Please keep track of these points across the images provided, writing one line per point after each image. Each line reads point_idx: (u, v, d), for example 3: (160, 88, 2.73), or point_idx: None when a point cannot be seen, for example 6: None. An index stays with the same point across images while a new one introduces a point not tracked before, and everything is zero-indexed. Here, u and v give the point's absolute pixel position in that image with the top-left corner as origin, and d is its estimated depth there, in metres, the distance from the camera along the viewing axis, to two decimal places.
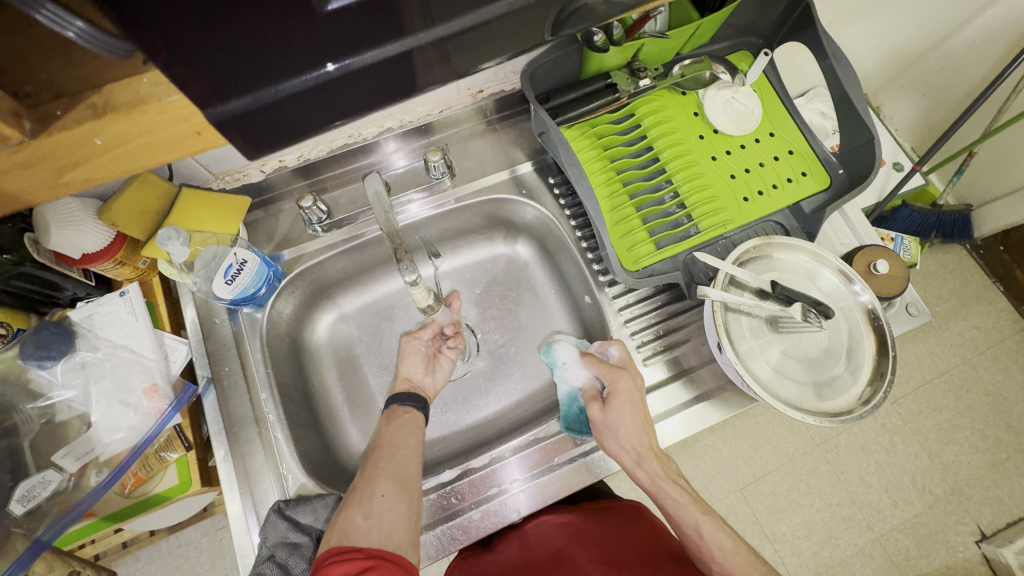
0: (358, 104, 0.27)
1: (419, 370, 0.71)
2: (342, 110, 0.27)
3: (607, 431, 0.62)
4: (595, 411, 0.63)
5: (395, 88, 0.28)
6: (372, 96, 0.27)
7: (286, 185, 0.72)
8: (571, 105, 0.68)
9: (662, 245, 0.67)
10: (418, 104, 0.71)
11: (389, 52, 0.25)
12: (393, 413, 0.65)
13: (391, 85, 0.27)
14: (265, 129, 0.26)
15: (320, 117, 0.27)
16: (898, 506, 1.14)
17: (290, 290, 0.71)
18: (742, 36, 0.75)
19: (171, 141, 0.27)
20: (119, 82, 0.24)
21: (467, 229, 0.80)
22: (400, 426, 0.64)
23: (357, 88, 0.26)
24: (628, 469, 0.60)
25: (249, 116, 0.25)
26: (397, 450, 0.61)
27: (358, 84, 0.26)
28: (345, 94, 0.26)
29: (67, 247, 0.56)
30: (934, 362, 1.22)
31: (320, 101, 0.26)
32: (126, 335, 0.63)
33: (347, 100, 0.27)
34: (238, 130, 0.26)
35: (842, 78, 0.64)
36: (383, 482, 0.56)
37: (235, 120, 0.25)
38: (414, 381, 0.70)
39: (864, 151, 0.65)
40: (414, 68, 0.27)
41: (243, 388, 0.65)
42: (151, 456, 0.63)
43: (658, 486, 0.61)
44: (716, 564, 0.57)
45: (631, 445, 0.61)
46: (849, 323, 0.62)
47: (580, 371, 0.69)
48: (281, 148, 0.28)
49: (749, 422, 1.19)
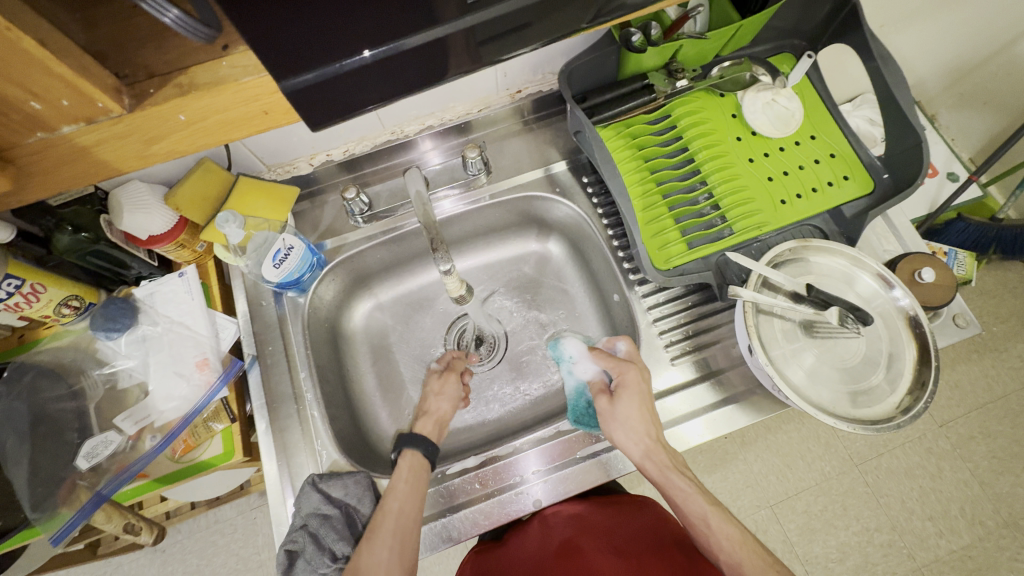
0: (395, 85, 0.30)
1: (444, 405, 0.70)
2: (380, 90, 0.30)
3: (616, 423, 0.62)
4: (603, 403, 0.64)
5: (431, 69, 0.30)
6: (408, 78, 0.30)
7: (332, 177, 0.77)
8: (607, 105, 0.69)
9: (694, 245, 0.67)
10: (458, 102, 0.74)
11: (425, 38, 0.27)
12: (412, 464, 0.62)
13: (425, 67, 0.29)
14: (321, 101, 0.29)
15: (366, 95, 0.30)
16: (944, 536, 1.07)
17: (332, 276, 0.75)
18: (784, 39, 0.74)
19: (250, 118, 0.31)
20: (202, 65, 0.29)
21: (501, 226, 0.82)
22: (411, 476, 0.60)
23: (398, 67, 0.28)
24: (636, 462, 0.60)
25: (315, 87, 0.27)
26: (403, 514, 0.57)
27: (397, 64, 0.28)
28: (385, 75, 0.29)
29: (136, 228, 0.61)
30: (989, 386, 1.16)
31: (370, 77, 0.28)
32: (182, 312, 0.68)
33: (388, 80, 0.29)
34: (301, 100, 0.28)
35: (889, 81, 0.63)
36: (385, 562, 0.54)
37: (303, 91, 0.27)
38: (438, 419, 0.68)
39: (912, 155, 0.63)
40: (447, 53, 0.29)
41: (284, 366, 0.69)
42: (200, 425, 0.67)
43: (665, 477, 0.59)
44: (723, 554, 0.56)
45: (639, 437, 0.60)
46: (888, 330, 0.61)
47: (589, 364, 0.70)
48: (327, 124, 0.31)
49: (783, 437, 1.16)
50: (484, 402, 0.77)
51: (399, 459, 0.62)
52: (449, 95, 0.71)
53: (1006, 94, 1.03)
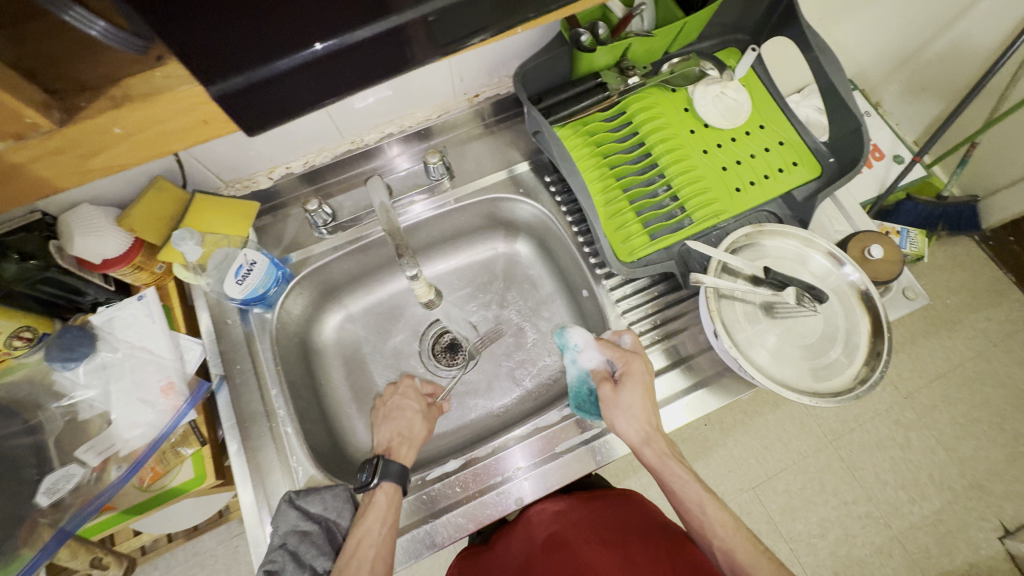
0: (347, 80, 0.30)
1: (416, 425, 0.68)
2: (322, 89, 0.30)
3: (618, 410, 0.63)
4: (606, 389, 0.64)
5: (388, 63, 0.30)
6: (363, 72, 0.30)
7: (293, 191, 0.76)
8: (563, 105, 0.71)
9: (656, 237, 0.69)
10: (417, 109, 0.75)
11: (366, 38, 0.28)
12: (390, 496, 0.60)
13: (379, 61, 0.30)
14: (254, 106, 0.29)
15: (316, 91, 0.30)
16: (916, 502, 1.12)
17: (299, 289, 0.74)
18: (729, 34, 0.77)
19: (193, 129, 0.31)
20: (136, 76, 0.28)
21: (468, 229, 0.83)
22: (390, 517, 0.58)
23: (351, 62, 0.29)
24: (635, 448, 0.61)
25: (246, 91, 0.27)
26: (379, 560, 0.56)
27: (344, 59, 0.28)
28: (335, 71, 0.29)
29: (88, 252, 0.60)
30: (947, 356, 1.21)
31: (319, 73, 0.28)
32: (144, 336, 0.66)
33: (333, 78, 0.29)
34: (237, 103, 0.28)
35: (828, 70, 0.66)
36: None
37: (236, 94, 0.27)
38: (408, 436, 0.67)
39: (854, 139, 0.66)
40: (404, 43, 0.29)
41: (254, 385, 0.68)
42: (168, 451, 0.65)
43: (665, 464, 0.61)
44: (717, 539, 0.58)
45: (640, 424, 0.62)
46: (843, 306, 0.63)
47: (593, 353, 0.69)
48: (276, 124, 0.31)
49: (760, 420, 1.19)
50: (461, 405, 0.77)
51: (370, 497, 0.60)
52: (407, 100, 0.72)
53: (941, 77, 1.10)
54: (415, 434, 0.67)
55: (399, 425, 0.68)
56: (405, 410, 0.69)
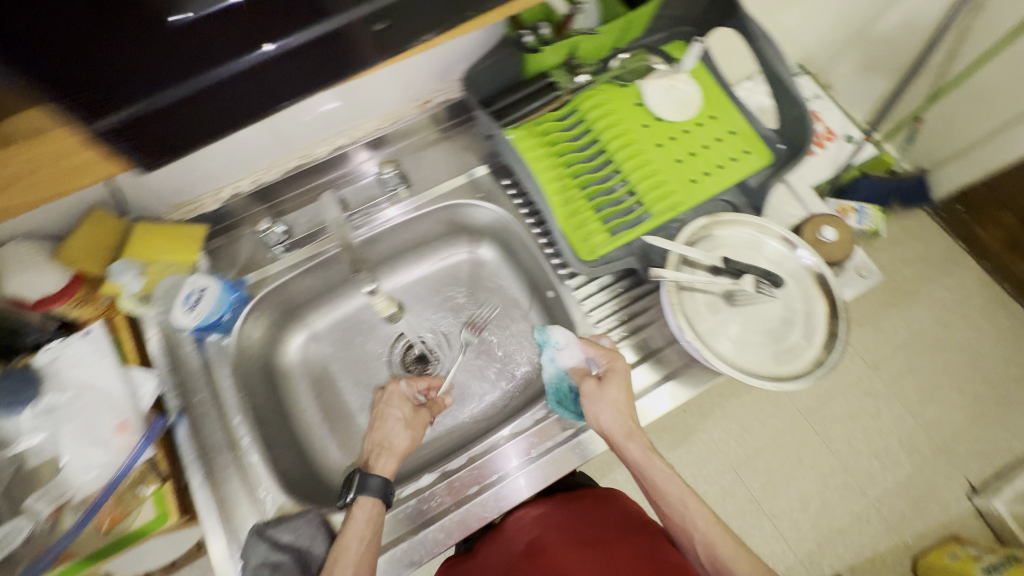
0: (293, 85, 0.33)
1: (400, 435, 0.66)
2: (209, 118, 0.32)
3: (601, 404, 0.62)
4: (590, 385, 0.64)
5: (338, 64, 0.33)
6: (312, 74, 0.33)
7: (246, 210, 0.73)
8: (515, 106, 0.70)
9: (617, 233, 0.68)
10: (367, 118, 0.73)
11: (238, 68, 0.30)
12: (370, 512, 0.58)
13: (327, 63, 0.33)
14: (158, 134, 0.31)
15: (269, 94, 0.33)
16: (888, 469, 1.16)
17: (257, 314, 0.72)
18: (675, 26, 0.77)
19: (91, 167, 0.30)
20: (18, 114, 0.26)
21: (430, 237, 0.82)
22: (368, 534, 0.57)
23: (299, 64, 0.32)
24: (618, 441, 0.60)
25: (136, 123, 0.29)
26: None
27: (286, 65, 0.31)
28: (284, 74, 0.32)
29: (24, 290, 0.57)
30: (908, 326, 1.26)
31: (264, 78, 0.31)
32: (93, 374, 0.62)
33: (282, 80, 0.32)
34: (133, 136, 0.30)
35: (772, 58, 0.67)
36: None
37: (126, 126, 0.29)
38: (391, 447, 0.65)
39: (800, 125, 0.68)
40: (349, 45, 0.32)
41: (215, 416, 0.65)
42: (126, 492, 0.59)
43: (648, 459, 0.61)
44: (698, 533, 0.59)
45: (624, 417, 0.61)
46: (801, 290, 0.65)
47: (575, 351, 0.67)
48: (225, 130, 0.34)
49: (737, 402, 1.21)
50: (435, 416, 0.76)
51: (354, 509, 0.59)
52: (354, 109, 0.70)
53: (884, 57, 1.14)
54: (400, 445, 0.65)
55: (383, 435, 0.66)
56: (389, 420, 0.67)
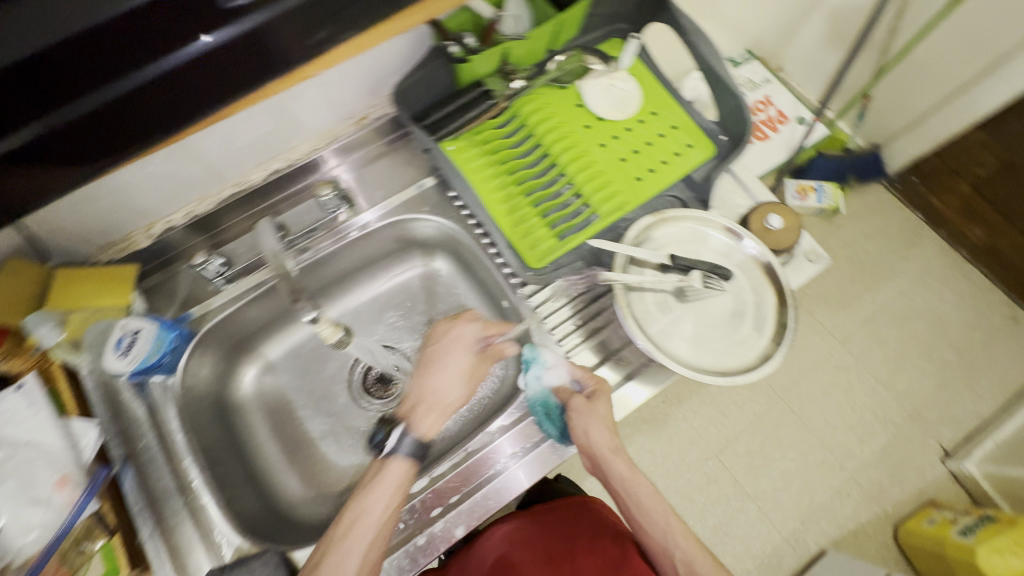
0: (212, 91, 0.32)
1: (450, 388, 0.60)
2: (104, 141, 0.31)
3: (592, 419, 0.61)
4: (580, 400, 0.62)
5: (259, 66, 0.32)
6: (230, 79, 0.32)
7: (184, 242, 0.71)
8: (452, 117, 0.69)
9: (565, 237, 0.67)
10: (299, 140, 0.72)
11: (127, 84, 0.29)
12: (389, 477, 0.55)
13: (245, 66, 0.32)
14: (68, 148, 0.30)
15: (189, 102, 0.32)
16: (864, 441, 1.18)
17: (202, 349, 0.69)
18: (611, 24, 0.75)
19: None
20: None
21: (380, 255, 0.80)
22: (393, 498, 0.54)
23: (217, 69, 0.31)
24: (609, 456, 0.60)
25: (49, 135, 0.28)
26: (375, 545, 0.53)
27: (199, 74, 0.30)
28: (198, 80, 0.31)
29: None
30: (873, 299, 1.28)
31: (178, 85, 0.30)
32: (23, 429, 0.55)
33: (200, 88, 0.31)
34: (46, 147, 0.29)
35: (703, 51, 0.67)
36: None
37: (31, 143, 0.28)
38: (435, 401, 0.60)
39: (738, 115, 0.68)
40: (267, 48, 0.31)
41: (162, 461, 0.63)
42: (69, 551, 0.52)
43: (634, 476, 0.60)
44: (678, 550, 0.57)
45: (614, 433, 0.61)
46: (750, 281, 0.65)
47: (561, 371, 0.64)
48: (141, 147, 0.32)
49: (714, 388, 1.22)
50: None
51: (382, 470, 0.56)
52: (284, 132, 0.68)
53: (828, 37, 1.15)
54: (444, 399, 0.60)
55: (425, 387, 0.60)
56: (437, 372, 0.61)
